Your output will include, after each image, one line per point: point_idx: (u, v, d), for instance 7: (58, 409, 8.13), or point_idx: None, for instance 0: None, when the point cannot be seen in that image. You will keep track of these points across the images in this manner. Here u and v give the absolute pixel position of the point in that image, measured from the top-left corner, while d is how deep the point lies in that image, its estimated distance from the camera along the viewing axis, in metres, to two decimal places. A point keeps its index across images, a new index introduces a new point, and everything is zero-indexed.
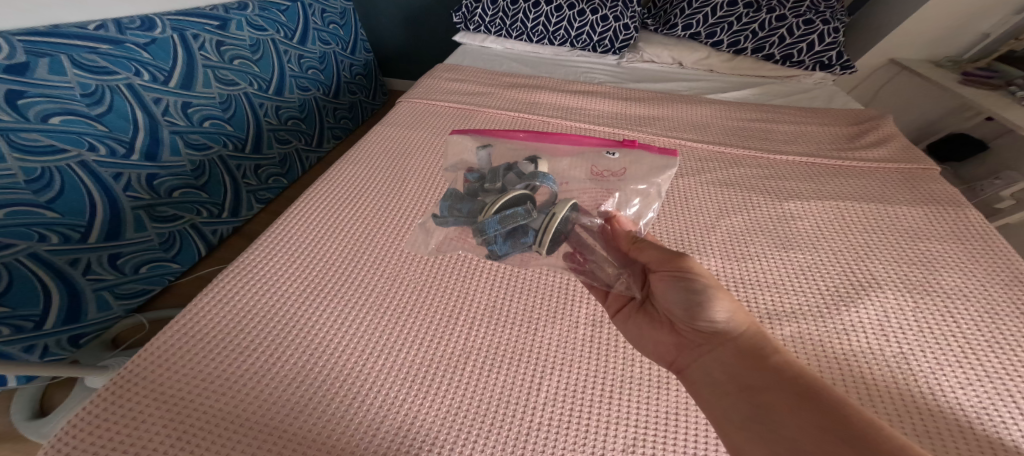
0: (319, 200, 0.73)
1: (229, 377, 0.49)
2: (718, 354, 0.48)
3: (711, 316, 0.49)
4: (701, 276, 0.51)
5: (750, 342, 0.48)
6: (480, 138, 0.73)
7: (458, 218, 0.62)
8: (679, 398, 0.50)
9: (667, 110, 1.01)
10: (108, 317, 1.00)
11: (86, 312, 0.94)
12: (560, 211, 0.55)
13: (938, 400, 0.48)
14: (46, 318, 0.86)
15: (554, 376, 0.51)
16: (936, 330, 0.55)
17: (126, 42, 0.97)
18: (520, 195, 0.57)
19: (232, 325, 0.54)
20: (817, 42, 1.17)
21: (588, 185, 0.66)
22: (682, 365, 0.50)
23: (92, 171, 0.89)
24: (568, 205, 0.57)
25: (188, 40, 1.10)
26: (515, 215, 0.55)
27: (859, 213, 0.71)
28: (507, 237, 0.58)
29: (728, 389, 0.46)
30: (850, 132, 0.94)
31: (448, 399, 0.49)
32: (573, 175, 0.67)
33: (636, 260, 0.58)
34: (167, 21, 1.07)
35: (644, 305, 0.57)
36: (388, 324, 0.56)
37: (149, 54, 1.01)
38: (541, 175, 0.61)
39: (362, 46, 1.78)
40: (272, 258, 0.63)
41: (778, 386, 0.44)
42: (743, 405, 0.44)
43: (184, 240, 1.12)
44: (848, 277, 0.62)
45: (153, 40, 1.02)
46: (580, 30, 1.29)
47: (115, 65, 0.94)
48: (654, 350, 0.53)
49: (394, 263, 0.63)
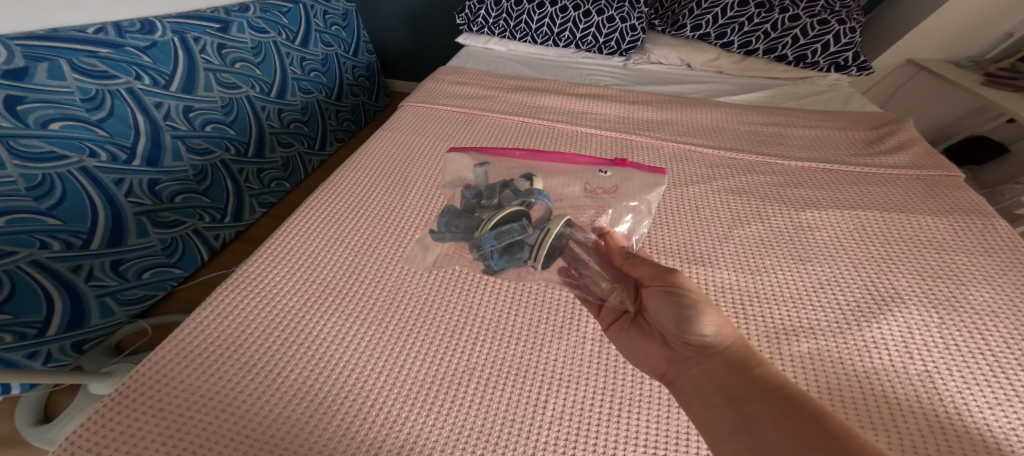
0: (319, 210, 0.70)
1: (223, 393, 0.47)
2: (707, 367, 0.47)
3: (699, 330, 0.48)
4: (691, 290, 0.50)
5: (739, 356, 0.46)
6: (478, 156, 0.72)
7: (455, 233, 0.59)
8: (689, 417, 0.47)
9: (675, 114, 0.98)
10: (112, 323, 0.99)
11: (88, 318, 0.93)
12: (554, 227, 0.53)
13: (963, 420, 0.45)
14: (49, 325, 0.85)
15: (561, 395, 0.49)
16: (962, 347, 0.51)
17: (126, 46, 0.96)
18: (516, 212, 0.55)
19: (226, 338, 0.52)
20: (832, 43, 1.14)
21: (584, 202, 0.64)
22: (674, 377, 0.48)
23: (93, 177, 0.88)
24: (562, 221, 0.54)
25: (188, 43, 1.09)
26: (511, 231, 0.53)
27: (879, 223, 0.68)
28: (504, 253, 0.55)
29: (717, 401, 0.44)
30: (868, 136, 0.90)
31: (450, 418, 0.47)
32: (569, 193, 0.66)
33: (629, 275, 0.56)
34: (167, 24, 1.06)
35: (637, 319, 0.55)
36: (387, 339, 0.54)
37: (149, 58, 1.00)
38: (535, 192, 0.60)
39: (365, 48, 1.76)
40: (270, 269, 0.61)
41: (764, 399, 0.42)
42: (732, 418, 0.42)
43: (187, 246, 1.11)
44: (870, 291, 0.58)
45: (153, 43, 1.01)
46: (585, 32, 1.26)
47: (115, 69, 0.93)
48: (645, 361, 0.51)
49: (395, 275, 0.61)
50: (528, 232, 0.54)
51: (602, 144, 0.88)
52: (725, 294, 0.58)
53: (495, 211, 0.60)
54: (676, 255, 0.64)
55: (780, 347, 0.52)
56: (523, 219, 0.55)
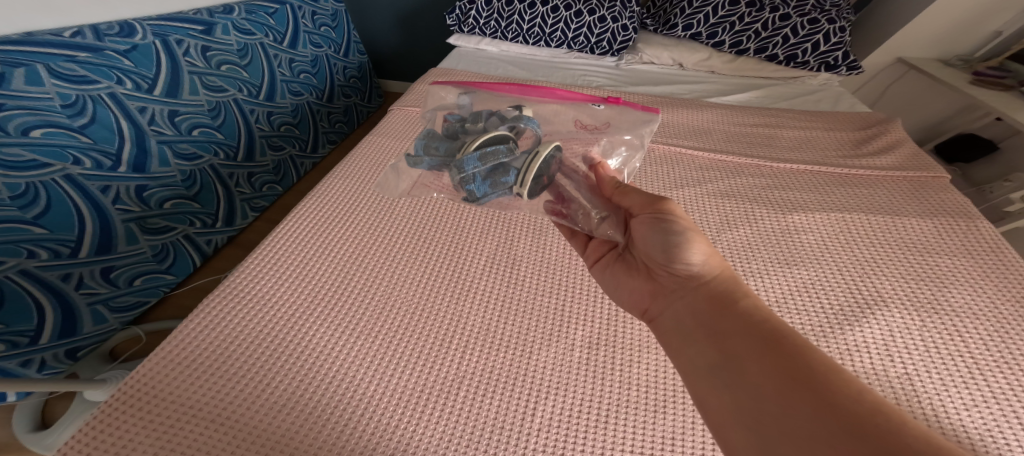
0: (307, 218, 0.69)
1: (211, 405, 0.47)
2: (689, 300, 0.47)
3: (687, 258, 0.49)
4: (681, 220, 0.51)
5: (723, 287, 0.47)
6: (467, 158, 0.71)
7: (435, 157, 0.61)
8: (676, 423, 0.47)
9: (666, 115, 0.98)
10: (104, 330, 0.98)
11: (81, 327, 0.92)
12: (542, 151, 0.56)
13: (939, 422, 0.45)
14: (42, 334, 0.85)
15: (549, 402, 0.49)
16: (943, 350, 0.51)
17: (105, 50, 0.94)
18: (500, 136, 0.58)
19: (213, 350, 0.52)
20: (822, 42, 1.14)
21: (577, 133, 0.68)
22: (656, 312, 0.50)
23: (78, 184, 0.87)
24: (550, 146, 0.57)
25: (171, 45, 1.08)
26: (494, 153, 0.56)
27: (865, 226, 0.68)
28: (487, 177, 0.56)
29: (695, 332, 0.45)
30: (859, 137, 0.90)
31: (439, 426, 0.46)
32: (563, 124, 0.69)
33: (620, 205, 0.57)
34: (148, 26, 1.05)
35: (624, 254, 0.56)
36: (374, 349, 0.53)
37: (131, 62, 0.98)
38: (524, 119, 0.63)
39: (356, 48, 1.75)
40: (256, 278, 0.60)
41: (742, 330, 0.42)
42: (708, 351, 0.42)
43: (178, 252, 1.10)
44: (853, 293, 0.58)
45: (134, 46, 1.00)
46: (577, 32, 1.25)
47: (95, 74, 0.91)
48: (630, 297, 0.53)
49: (383, 284, 0.61)
50: (508, 157, 0.57)
51: None
52: None
53: (479, 133, 0.62)
54: None
55: None
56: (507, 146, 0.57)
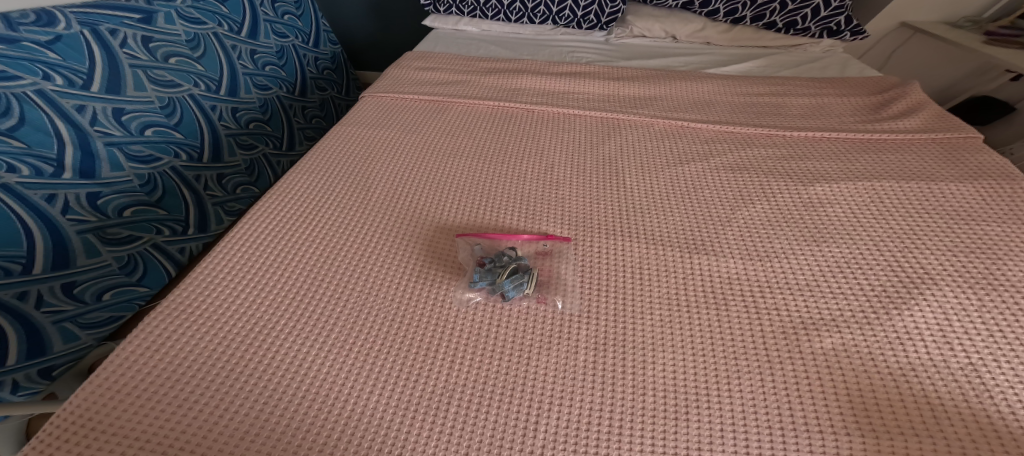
0: (266, 216, 0.60)
1: (139, 436, 0.37)
2: None
3: None
4: None
5: None
6: (472, 169, 0.70)
7: None
8: (708, 424, 0.38)
9: (664, 89, 0.90)
10: (78, 349, 0.89)
11: (50, 346, 0.83)
12: (506, 253, 0.51)
13: (1017, 419, 0.37)
14: (8, 355, 0.77)
15: (560, 414, 0.39)
16: (1007, 333, 0.43)
17: (24, 41, 0.87)
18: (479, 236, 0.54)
19: (144, 369, 0.42)
20: (822, 8, 1.06)
21: (564, 156, 0.73)
22: None
23: (17, 194, 0.79)
24: (507, 255, 0.51)
25: (103, 35, 1.00)
26: (497, 255, 0.52)
27: (897, 194, 0.61)
28: (491, 273, 0.49)
29: None
30: (872, 102, 0.84)
31: (431, 447, 0.37)
32: (552, 151, 0.74)
33: None
34: (71, 14, 0.97)
35: None
36: (342, 364, 0.43)
37: (57, 54, 0.91)
38: None
39: (326, 38, 1.65)
40: (198, 285, 0.50)
41: None
42: None
43: (148, 262, 1.00)
44: (895, 272, 0.50)
45: (58, 38, 0.92)
46: (562, 6, 1.16)
47: (15, 69, 0.84)
48: None
49: (350, 289, 0.50)
50: (512, 252, 0.52)
51: (586, 126, 0.80)
52: (732, 286, 0.50)
53: None
54: (675, 244, 0.56)
55: (799, 344, 0.44)
56: (509, 246, 0.54)
